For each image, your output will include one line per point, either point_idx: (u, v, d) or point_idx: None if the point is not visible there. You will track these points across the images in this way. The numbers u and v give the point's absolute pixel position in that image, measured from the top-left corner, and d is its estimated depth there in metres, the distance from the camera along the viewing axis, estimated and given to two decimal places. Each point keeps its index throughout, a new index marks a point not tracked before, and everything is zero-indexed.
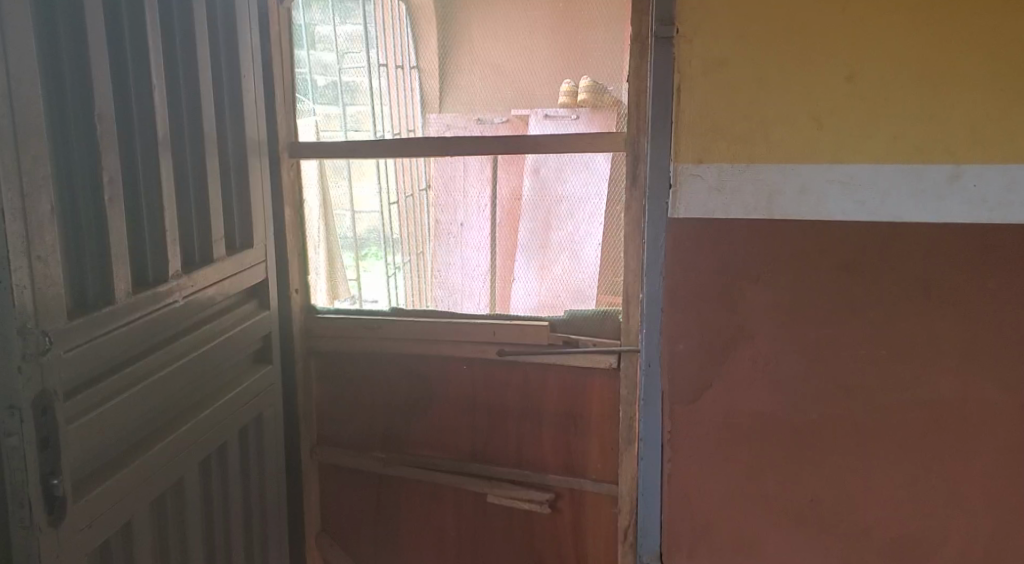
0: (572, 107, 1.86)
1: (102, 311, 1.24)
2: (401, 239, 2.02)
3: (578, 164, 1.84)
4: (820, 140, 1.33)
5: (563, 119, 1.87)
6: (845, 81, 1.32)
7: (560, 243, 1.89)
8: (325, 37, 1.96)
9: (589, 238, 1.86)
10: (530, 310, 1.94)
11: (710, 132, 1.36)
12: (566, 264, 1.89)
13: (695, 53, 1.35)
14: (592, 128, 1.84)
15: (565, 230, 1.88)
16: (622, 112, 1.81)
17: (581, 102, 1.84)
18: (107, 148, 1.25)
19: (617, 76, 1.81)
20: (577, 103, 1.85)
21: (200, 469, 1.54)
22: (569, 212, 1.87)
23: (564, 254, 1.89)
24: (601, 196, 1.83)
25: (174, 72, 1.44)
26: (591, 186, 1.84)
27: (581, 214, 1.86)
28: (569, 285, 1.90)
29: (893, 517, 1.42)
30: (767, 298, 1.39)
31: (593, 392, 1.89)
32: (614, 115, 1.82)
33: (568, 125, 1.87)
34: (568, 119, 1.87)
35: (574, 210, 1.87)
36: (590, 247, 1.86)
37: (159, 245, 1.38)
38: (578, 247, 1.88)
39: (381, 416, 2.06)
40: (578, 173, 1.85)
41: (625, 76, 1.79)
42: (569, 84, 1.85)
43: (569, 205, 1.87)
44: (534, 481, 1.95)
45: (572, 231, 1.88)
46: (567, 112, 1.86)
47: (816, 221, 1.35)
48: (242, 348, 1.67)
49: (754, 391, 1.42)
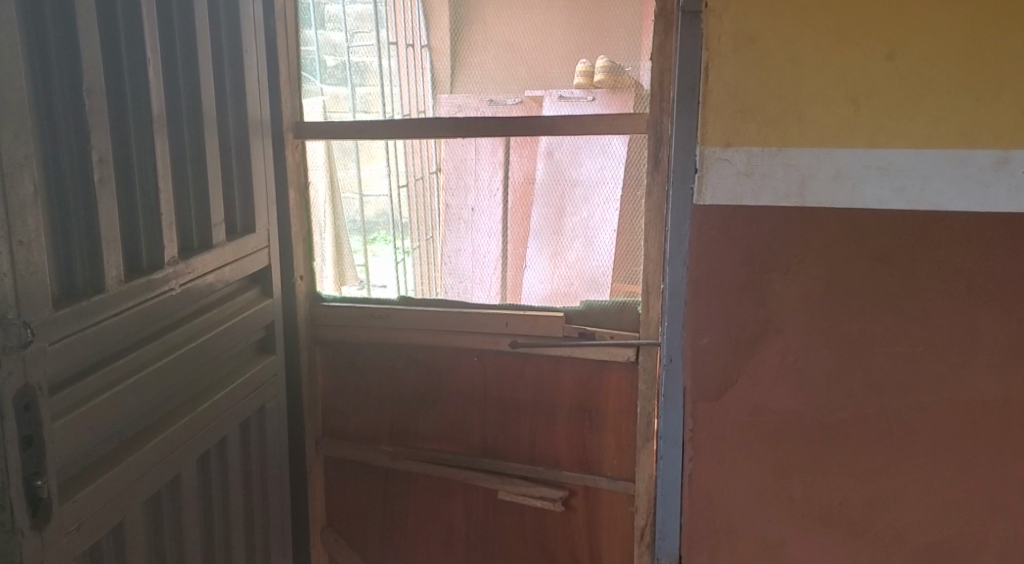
0: (588, 88, 1.77)
1: (90, 300, 1.15)
2: (411, 223, 1.94)
3: (593, 147, 1.76)
4: (856, 124, 1.27)
5: (579, 100, 1.78)
6: (884, 60, 1.25)
7: (573, 229, 1.81)
8: (335, 16, 1.89)
9: (604, 223, 1.78)
10: (542, 299, 1.86)
11: (740, 115, 1.30)
12: (580, 251, 1.82)
13: (726, 29, 1.28)
14: (610, 109, 1.74)
15: (579, 216, 1.80)
16: (641, 92, 1.71)
17: (598, 82, 1.75)
18: (98, 126, 1.16)
19: (635, 54, 1.72)
20: (594, 84, 1.76)
21: (198, 466, 1.46)
22: (584, 196, 1.79)
23: (577, 241, 1.82)
24: (617, 179, 1.75)
25: (170, 45, 1.36)
26: (607, 169, 1.76)
27: (596, 198, 1.78)
28: (582, 273, 1.83)
29: (926, 523, 1.35)
30: (797, 290, 1.33)
31: (609, 386, 1.82)
32: (631, 95, 1.72)
33: (584, 107, 1.78)
34: (584, 100, 1.78)
35: (588, 194, 1.78)
36: (604, 234, 1.79)
37: (155, 230, 1.30)
38: (593, 234, 1.80)
39: (389, 409, 1.98)
40: (594, 156, 1.77)
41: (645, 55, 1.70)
42: (585, 64, 1.77)
43: (584, 189, 1.79)
44: (548, 478, 1.88)
45: (587, 217, 1.80)
46: (583, 93, 1.77)
47: (850, 209, 1.29)
48: (242, 338, 1.59)
49: (782, 387, 1.36)
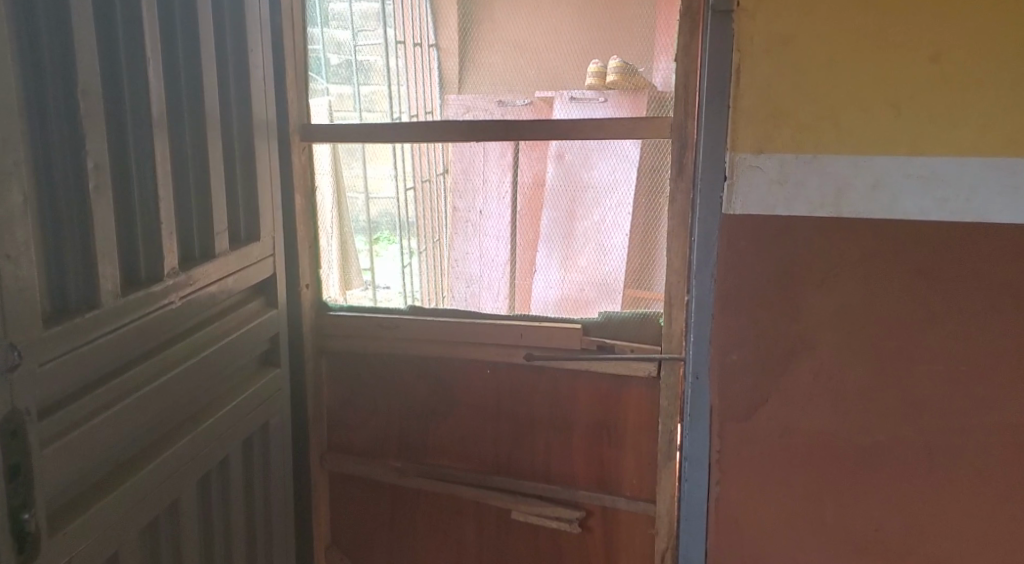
0: (600, 89, 1.71)
1: (83, 317, 1.08)
2: (417, 222, 1.88)
3: (606, 150, 1.70)
4: (897, 130, 1.19)
5: (590, 101, 1.71)
6: (927, 63, 1.17)
7: (586, 232, 1.75)
8: (341, 14, 1.81)
9: (616, 227, 1.72)
10: (551, 306, 1.79)
11: (773, 120, 1.23)
12: (592, 255, 1.76)
13: (758, 30, 1.21)
14: (621, 112, 1.69)
15: (591, 219, 1.74)
16: (652, 94, 1.66)
17: (610, 83, 1.70)
18: (93, 130, 1.09)
19: (649, 53, 1.66)
20: (607, 85, 1.70)
21: (199, 487, 1.39)
22: (596, 199, 1.73)
23: (589, 245, 1.76)
24: (629, 183, 1.69)
25: (171, 44, 1.29)
26: (620, 173, 1.70)
27: (608, 202, 1.72)
28: (594, 278, 1.76)
29: (968, 553, 1.28)
30: (832, 305, 1.26)
31: (629, 401, 1.75)
32: (642, 98, 1.67)
33: (596, 109, 1.71)
34: (596, 102, 1.71)
35: (600, 198, 1.73)
36: (617, 236, 1.73)
37: (154, 240, 1.23)
38: (605, 238, 1.74)
39: (397, 422, 1.91)
40: (607, 159, 1.70)
41: (659, 54, 1.65)
42: (597, 64, 1.70)
43: (596, 193, 1.73)
44: (563, 497, 1.81)
45: (599, 220, 1.74)
46: (595, 94, 1.71)
47: (890, 220, 1.21)
48: (246, 351, 1.52)
49: (814, 408, 1.29)
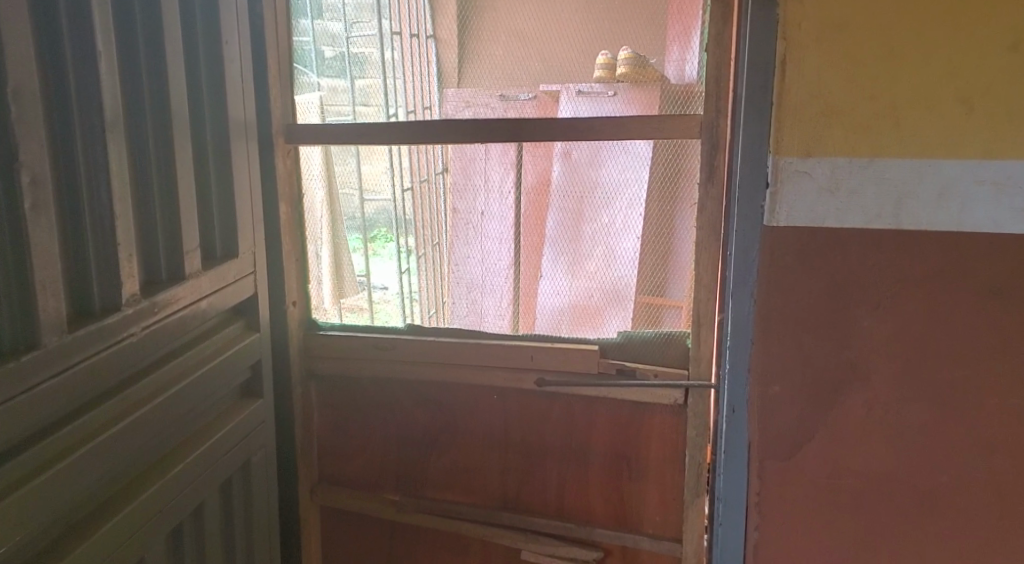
0: (609, 82, 1.55)
1: (18, 361, 0.93)
2: (416, 221, 1.72)
3: (616, 146, 1.53)
4: (968, 128, 1.10)
5: (599, 96, 1.56)
6: (1005, 52, 1.08)
7: (594, 235, 1.60)
8: (333, 4, 1.64)
9: (627, 230, 1.58)
10: (557, 315, 1.64)
11: (825, 120, 1.14)
12: (600, 261, 1.60)
13: (810, 19, 1.12)
14: (631, 110, 1.54)
15: (600, 221, 1.59)
16: (665, 88, 1.51)
17: (620, 76, 1.54)
18: (31, 138, 0.94)
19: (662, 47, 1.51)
20: (616, 77, 1.55)
21: (168, 540, 1.24)
22: (606, 199, 1.57)
23: (597, 249, 1.60)
24: (641, 182, 1.54)
25: (129, 36, 1.13)
26: (630, 170, 1.54)
27: (620, 202, 1.57)
28: (605, 286, 1.60)
29: None
30: (888, 329, 1.17)
31: (651, 431, 1.60)
32: (655, 94, 1.52)
33: (604, 104, 1.56)
34: (605, 96, 1.56)
35: (611, 198, 1.57)
36: (628, 240, 1.58)
37: (109, 265, 1.07)
38: (615, 242, 1.59)
39: (396, 451, 1.76)
40: (616, 156, 1.54)
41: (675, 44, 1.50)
42: (606, 55, 1.55)
43: (606, 193, 1.57)
44: (578, 535, 1.66)
45: (609, 222, 1.58)
46: (604, 88, 1.56)
47: (957, 232, 1.12)
48: (224, 383, 1.36)
49: (866, 442, 1.21)
